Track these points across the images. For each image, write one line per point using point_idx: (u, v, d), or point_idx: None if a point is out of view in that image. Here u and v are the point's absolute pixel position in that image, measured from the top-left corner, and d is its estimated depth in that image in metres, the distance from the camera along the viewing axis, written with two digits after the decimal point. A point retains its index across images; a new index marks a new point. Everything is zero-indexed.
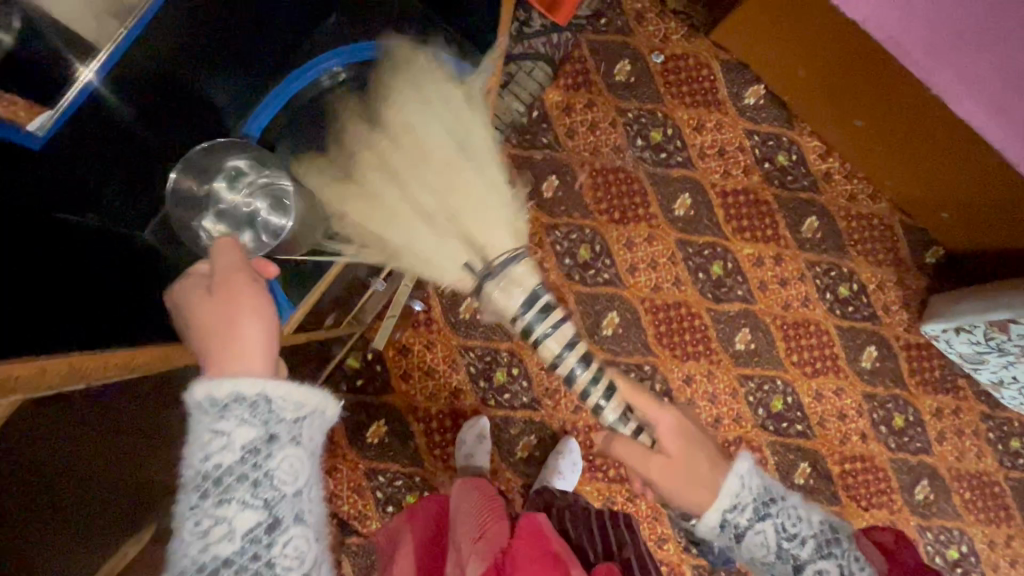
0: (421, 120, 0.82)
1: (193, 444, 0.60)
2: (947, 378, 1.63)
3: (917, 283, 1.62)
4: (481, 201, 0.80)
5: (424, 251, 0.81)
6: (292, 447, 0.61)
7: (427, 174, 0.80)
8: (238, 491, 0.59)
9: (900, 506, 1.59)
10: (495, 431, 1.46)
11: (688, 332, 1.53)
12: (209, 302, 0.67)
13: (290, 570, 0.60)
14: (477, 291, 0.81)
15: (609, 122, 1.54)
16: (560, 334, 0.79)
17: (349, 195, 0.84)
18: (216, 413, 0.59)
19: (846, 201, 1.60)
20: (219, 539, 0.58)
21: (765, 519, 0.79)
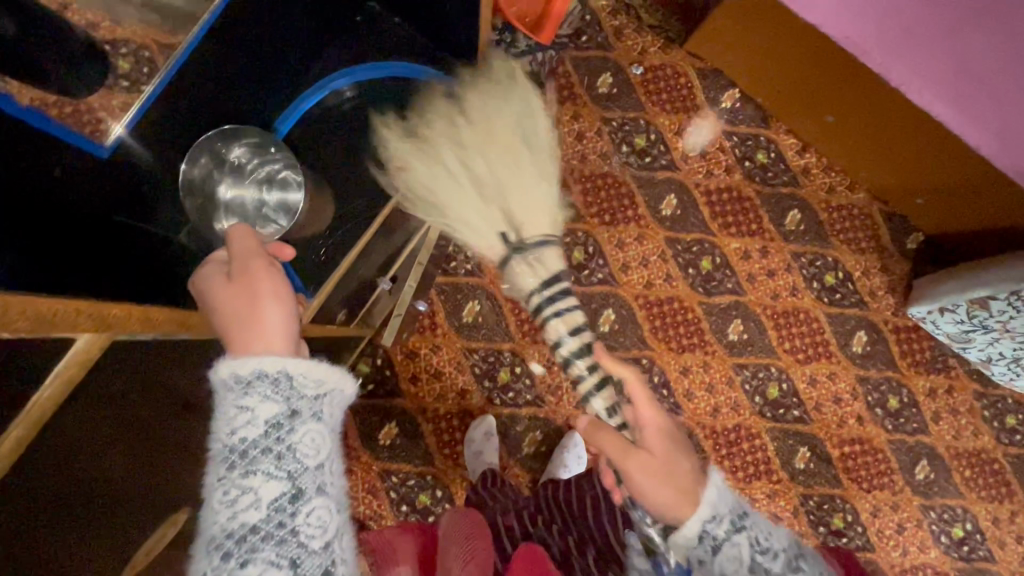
0: (500, 117, 1.01)
1: (221, 422, 0.69)
2: (938, 358, 1.68)
3: (900, 268, 1.68)
4: (529, 191, 0.98)
5: (472, 218, 0.98)
6: (312, 422, 0.70)
7: (490, 153, 0.98)
8: (264, 462, 0.67)
9: (902, 486, 1.63)
10: (501, 428, 1.52)
11: (682, 325, 1.60)
12: (226, 286, 0.77)
13: (313, 537, 0.67)
14: (503, 261, 0.97)
15: (594, 131, 1.64)
16: (570, 318, 0.93)
17: (418, 155, 1.00)
18: (242, 389, 0.69)
19: (825, 193, 1.68)
20: (246, 507, 0.65)
21: (740, 531, 0.79)
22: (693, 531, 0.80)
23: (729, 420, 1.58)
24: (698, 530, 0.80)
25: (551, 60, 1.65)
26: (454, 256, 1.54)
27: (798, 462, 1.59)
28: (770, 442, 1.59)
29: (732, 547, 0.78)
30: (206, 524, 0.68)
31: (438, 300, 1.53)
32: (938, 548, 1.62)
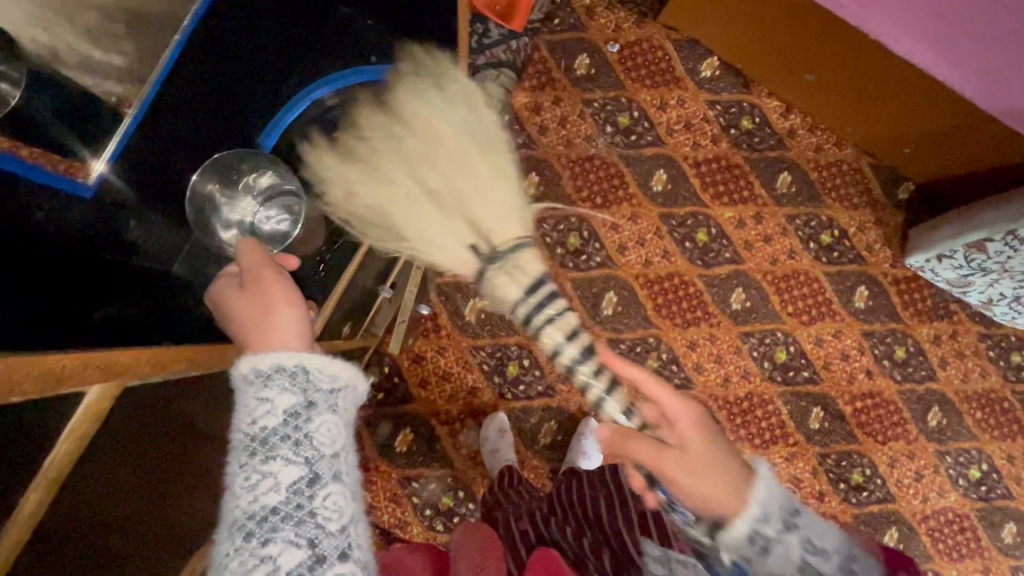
0: (442, 114, 0.88)
1: (242, 412, 0.70)
2: (940, 305, 1.69)
3: (894, 220, 1.68)
4: (497, 199, 0.86)
5: (430, 233, 0.86)
6: (328, 414, 0.71)
7: (442, 159, 0.86)
8: (282, 449, 0.68)
9: (916, 435, 1.64)
10: (516, 422, 1.52)
11: (685, 300, 1.60)
12: (242, 294, 0.77)
13: (330, 521, 0.67)
14: (478, 274, 0.86)
15: (578, 114, 1.62)
16: (563, 321, 0.81)
17: (360, 173, 0.86)
18: (262, 382, 0.70)
19: (813, 152, 1.67)
20: (266, 491, 0.66)
21: (791, 531, 0.73)
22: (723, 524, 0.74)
23: (741, 389, 1.59)
24: (750, 531, 0.73)
25: (526, 47, 1.63)
26: None
27: (813, 423, 1.60)
28: (783, 407, 1.60)
29: (781, 547, 0.72)
30: (226, 509, 0.69)
31: (439, 302, 1.52)
32: (957, 491, 1.64)
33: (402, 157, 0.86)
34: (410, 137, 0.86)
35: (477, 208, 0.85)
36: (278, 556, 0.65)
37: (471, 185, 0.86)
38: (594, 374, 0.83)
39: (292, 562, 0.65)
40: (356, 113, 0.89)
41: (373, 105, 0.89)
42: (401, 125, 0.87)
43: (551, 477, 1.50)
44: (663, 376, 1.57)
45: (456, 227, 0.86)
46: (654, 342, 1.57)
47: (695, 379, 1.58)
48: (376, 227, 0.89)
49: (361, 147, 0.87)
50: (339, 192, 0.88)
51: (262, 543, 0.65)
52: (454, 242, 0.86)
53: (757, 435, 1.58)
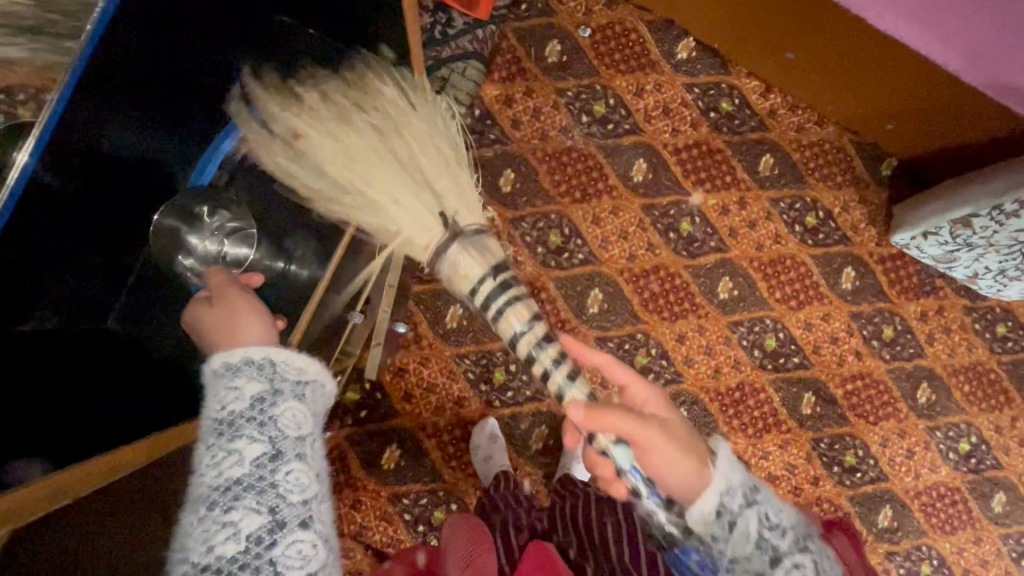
0: (421, 123, 0.95)
1: (211, 400, 0.73)
2: (926, 281, 1.67)
3: (878, 197, 1.65)
4: (462, 194, 0.92)
5: (394, 197, 0.90)
6: (294, 400, 0.74)
7: (364, 167, 0.90)
8: (248, 428, 0.70)
9: (907, 413, 1.64)
10: (506, 430, 1.47)
11: (672, 292, 1.55)
12: (212, 309, 0.84)
13: (291, 493, 0.69)
14: (453, 237, 0.87)
15: (551, 105, 1.55)
16: (534, 327, 0.84)
17: (348, 138, 0.91)
18: (231, 372, 0.74)
19: (795, 132, 1.63)
20: (232, 465, 0.69)
21: (751, 507, 0.76)
22: (702, 521, 0.76)
23: (732, 379, 1.56)
24: (717, 505, 0.76)
25: (493, 36, 1.54)
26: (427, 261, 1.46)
27: (805, 408, 1.59)
28: (775, 394, 1.58)
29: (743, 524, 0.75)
30: (194, 485, 0.70)
31: (419, 311, 1.45)
32: (948, 465, 1.66)
33: (372, 126, 0.92)
34: (366, 134, 0.91)
35: (435, 175, 0.91)
36: (242, 521, 0.66)
37: (432, 160, 0.92)
38: (569, 375, 0.84)
39: (253, 526, 0.66)
40: (378, 88, 0.96)
41: (387, 88, 0.96)
42: (373, 110, 0.93)
43: (545, 483, 1.47)
44: (654, 372, 1.54)
45: (433, 197, 0.90)
46: (642, 338, 1.54)
47: (685, 373, 1.55)
48: (348, 197, 0.92)
49: (373, 122, 0.93)
50: (303, 159, 0.93)
51: (225, 509, 0.67)
52: (420, 215, 0.89)
53: (750, 425, 1.56)
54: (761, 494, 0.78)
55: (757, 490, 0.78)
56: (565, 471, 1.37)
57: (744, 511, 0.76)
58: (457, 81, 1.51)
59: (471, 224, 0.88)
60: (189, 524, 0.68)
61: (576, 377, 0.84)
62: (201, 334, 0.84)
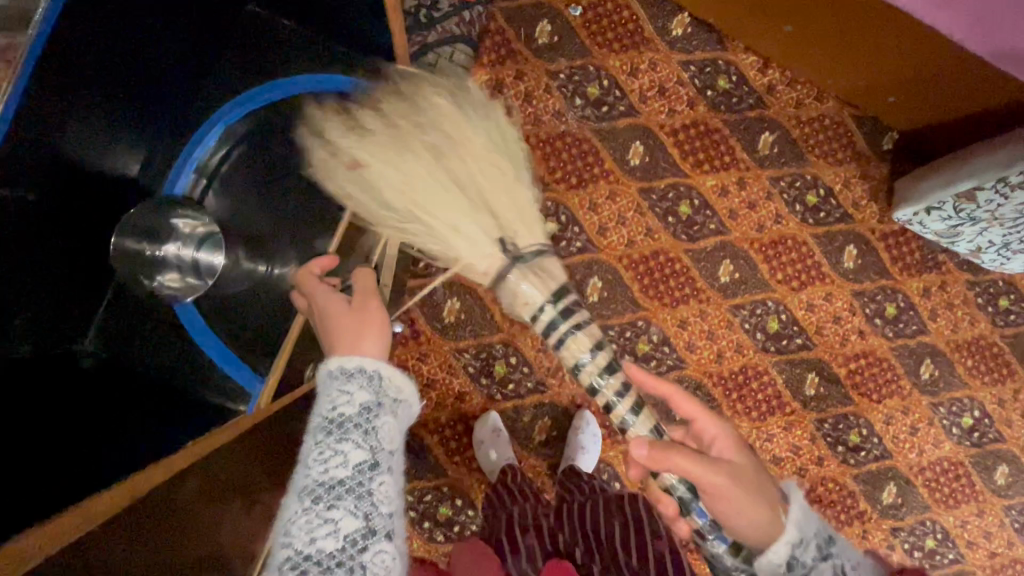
0: (470, 125, 0.96)
1: (324, 400, 0.78)
2: (928, 256, 1.65)
3: (879, 173, 1.62)
4: (477, 233, 0.91)
5: (452, 234, 0.92)
6: (391, 417, 0.79)
7: (443, 184, 0.92)
8: (353, 434, 0.75)
9: (910, 390, 1.64)
10: (509, 423, 1.45)
11: (673, 278, 1.53)
12: (346, 307, 0.90)
13: (382, 504, 0.73)
14: (497, 276, 0.90)
15: (544, 87, 1.49)
16: (582, 330, 0.87)
17: (372, 184, 0.93)
18: (346, 377, 0.80)
19: (794, 108, 1.59)
20: (337, 464, 0.73)
21: (827, 559, 0.77)
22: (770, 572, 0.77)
23: (735, 363, 1.54)
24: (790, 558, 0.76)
25: (480, 17, 1.48)
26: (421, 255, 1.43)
27: (808, 390, 1.57)
28: (778, 377, 1.56)
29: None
30: (296, 477, 0.74)
31: (416, 306, 1.42)
32: (951, 440, 1.66)
33: (423, 150, 0.93)
34: (438, 137, 0.94)
35: (487, 192, 0.93)
36: (343, 519, 0.70)
37: (492, 180, 0.93)
38: (633, 410, 0.88)
39: (352, 527, 0.70)
40: (417, 95, 0.98)
41: (437, 91, 0.99)
42: (427, 129, 0.94)
43: (551, 475, 1.46)
44: (656, 359, 1.52)
45: (490, 223, 0.91)
46: (644, 325, 1.51)
47: (688, 358, 1.53)
48: (405, 219, 0.94)
49: (380, 155, 0.92)
50: (370, 183, 0.93)
51: (326, 508, 0.70)
52: (480, 238, 0.90)
53: (755, 408, 1.55)
54: (836, 546, 0.79)
55: (829, 542, 0.79)
56: (570, 463, 1.36)
57: (819, 564, 0.77)
58: (443, 67, 1.46)
59: (527, 245, 0.90)
60: (290, 513, 0.71)
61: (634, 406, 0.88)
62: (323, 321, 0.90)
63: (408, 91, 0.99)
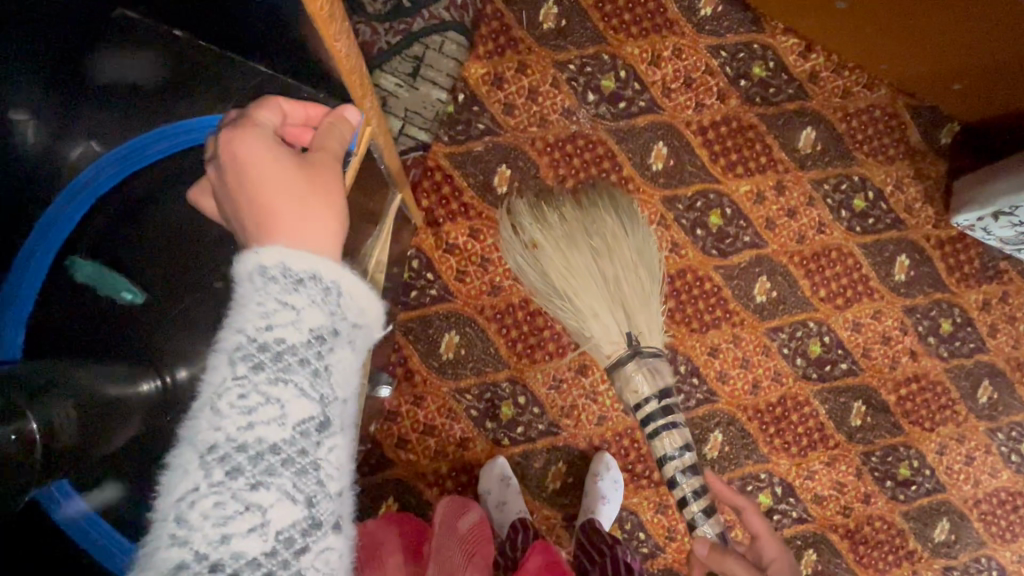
0: (637, 254, 1.07)
1: (242, 306, 0.44)
2: (989, 266, 1.45)
3: (935, 171, 1.41)
4: (648, 309, 1.02)
5: (597, 329, 1.00)
6: (351, 350, 0.48)
7: (625, 282, 1.03)
8: (297, 373, 0.43)
9: (965, 415, 1.46)
10: (519, 470, 1.28)
11: (702, 299, 1.34)
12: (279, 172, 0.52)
13: (336, 489, 0.44)
14: (618, 362, 0.97)
15: (551, 82, 1.28)
16: (675, 436, 0.92)
17: (551, 268, 1.04)
18: (286, 279, 0.45)
19: (840, 99, 1.37)
20: (266, 422, 0.42)
21: None
22: None
23: (772, 393, 1.37)
24: None
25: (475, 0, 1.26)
26: (413, 283, 1.24)
27: (854, 420, 1.40)
28: (820, 407, 1.39)
29: None
30: (185, 429, 0.42)
31: (409, 342, 1.24)
32: (1010, 469, 1.48)
33: (589, 250, 1.04)
34: (609, 254, 1.05)
35: (631, 300, 1.01)
36: (270, 511, 0.40)
37: (633, 288, 1.03)
38: (694, 491, 0.92)
39: (287, 526, 0.41)
40: (602, 215, 1.07)
41: (619, 225, 1.07)
42: (594, 233, 1.04)
43: (566, 526, 1.29)
44: (683, 392, 1.34)
45: (626, 317, 1.00)
46: (669, 354, 1.33)
47: (719, 390, 1.35)
48: (562, 303, 1.05)
49: (566, 247, 1.04)
50: (535, 265, 1.07)
51: (247, 488, 0.40)
52: (613, 328, 0.99)
53: (794, 442, 1.38)
54: None
55: None
56: (589, 518, 1.20)
57: None
58: (431, 61, 1.25)
59: (650, 345, 0.97)
60: (177, 489, 0.40)
61: (699, 493, 0.92)
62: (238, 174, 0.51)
63: (586, 199, 1.09)
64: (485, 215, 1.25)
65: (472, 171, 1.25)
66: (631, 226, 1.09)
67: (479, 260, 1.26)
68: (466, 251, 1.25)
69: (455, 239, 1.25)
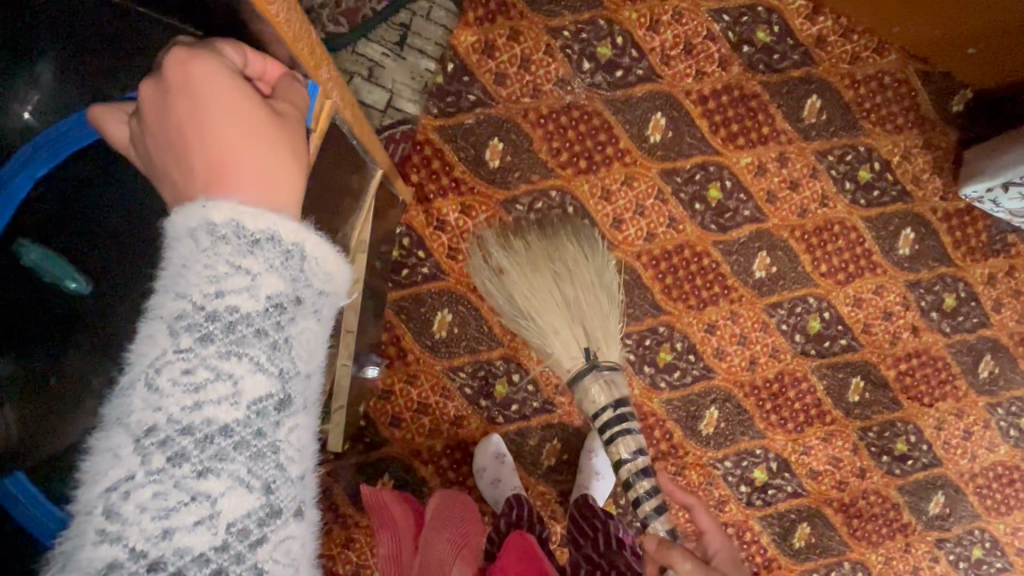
0: (598, 275, 1.08)
1: (191, 270, 0.45)
2: (996, 239, 1.41)
3: (945, 141, 1.36)
4: (607, 326, 1.02)
5: (557, 344, 1.00)
6: (313, 320, 0.50)
7: (586, 299, 1.03)
8: (253, 348, 0.45)
9: (965, 390, 1.45)
10: (513, 447, 1.28)
11: (700, 275, 1.31)
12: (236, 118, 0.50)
13: (293, 464, 0.47)
14: (576, 376, 0.97)
15: (545, 49, 1.22)
16: (631, 442, 0.93)
17: (514, 286, 1.05)
18: (238, 240, 0.45)
19: (848, 65, 1.31)
20: (216, 401, 0.44)
21: None
22: None
23: (770, 370, 1.35)
24: None
25: None
26: (404, 261, 1.22)
27: (852, 396, 1.39)
28: (818, 382, 1.37)
29: None
30: (127, 405, 0.43)
31: (402, 321, 1.23)
32: (1007, 444, 1.48)
33: (551, 275, 1.04)
34: (570, 273, 1.05)
35: (592, 318, 1.01)
36: (218, 497, 0.43)
37: (593, 307, 1.03)
38: (650, 492, 0.94)
39: (238, 511, 0.43)
40: (563, 240, 1.09)
41: (581, 250, 1.09)
42: (556, 256, 1.06)
43: (561, 501, 1.30)
44: (680, 369, 1.32)
45: (585, 333, 1.00)
46: (665, 331, 1.31)
47: (716, 367, 1.33)
48: (524, 321, 1.05)
49: (529, 267, 1.05)
50: (500, 287, 1.07)
51: (198, 471, 0.43)
52: (572, 344, 0.99)
53: (790, 418, 1.37)
54: None
55: None
56: (582, 493, 1.20)
57: None
58: (419, 29, 1.20)
59: (606, 359, 0.98)
60: (113, 473, 0.42)
61: (653, 493, 0.93)
62: (196, 115, 0.49)
63: (552, 231, 1.12)
64: (477, 190, 1.22)
65: (463, 145, 1.21)
66: (593, 249, 1.10)
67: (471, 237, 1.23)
68: (458, 228, 1.23)
69: (446, 216, 1.22)
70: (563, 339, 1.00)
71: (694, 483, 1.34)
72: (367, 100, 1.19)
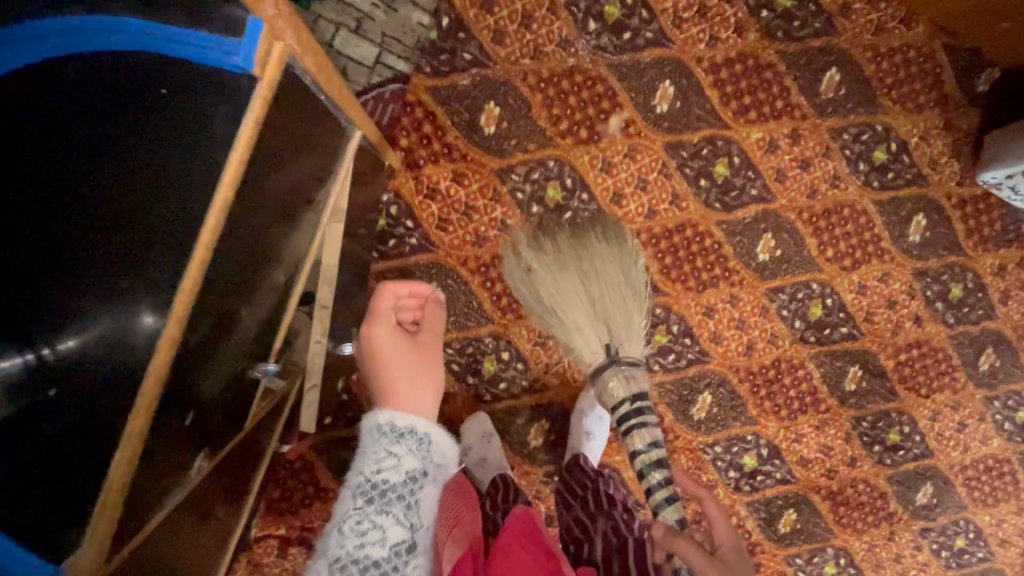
0: (627, 274, 1.02)
1: None
2: (1010, 229, 1.36)
3: (967, 122, 1.29)
4: (632, 327, 0.98)
5: (578, 341, 0.97)
6: None
7: (612, 298, 0.98)
8: None
9: (964, 382, 1.42)
10: (500, 426, 1.25)
11: (701, 256, 1.26)
12: None
13: None
14: (598, 373, 0.94)
15: (548, 6, 1.13)
16: (647, 432, 0.90)
17: (539, 284, 1.00)
18: None
19: (871, 36, 1.23)
20: None
21: None
22: None
23: (767, 356, 1.32)
24: None
25: None
26: (391, 231, 1.16)
27: (848, 385, 1.36)
28: (815, 370, 1.34)
29: None
30: None
31: None
32: (1000, 437, 1.46)
33: (577, 273, 0.99)
34: (597, 270, 0.99)
35: (616, 319, 0.96)
36: None
37: (619, 308, 0.98)
38: (662, 484, 0.90)
39: None
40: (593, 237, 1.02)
41: (612, 248, 1.02)
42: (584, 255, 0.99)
43: (547, 481, 1.28)
44: (675, 353, 1.28)
45: (609, 331, 0.96)
46: (662, 313, 1.26)
47: (712, 351, 1.29)
48: (548, 319, 1.01)
49: (555, 265, 0.99)
50: (526, 284, 1.02)
51: None
52: (595, 343, 0.96)
53: (785, 406, 1.34)
54: None
55: None
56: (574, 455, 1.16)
57: None
58: None
59: (629, 355, 0.95)
60: None
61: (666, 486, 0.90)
62: None
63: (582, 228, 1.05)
64: (470, 157, 1.15)
65: (457, 108, 1.13)
66: (626, 246, 1.03)
67: (463, 208, 1.17)
68: (449, 198, 1.16)
69: (437, 184, 1.15)
70: (587, 338, 0.96)
71: (683, 467, 1.32)
72: (354, 56, 1.10)
